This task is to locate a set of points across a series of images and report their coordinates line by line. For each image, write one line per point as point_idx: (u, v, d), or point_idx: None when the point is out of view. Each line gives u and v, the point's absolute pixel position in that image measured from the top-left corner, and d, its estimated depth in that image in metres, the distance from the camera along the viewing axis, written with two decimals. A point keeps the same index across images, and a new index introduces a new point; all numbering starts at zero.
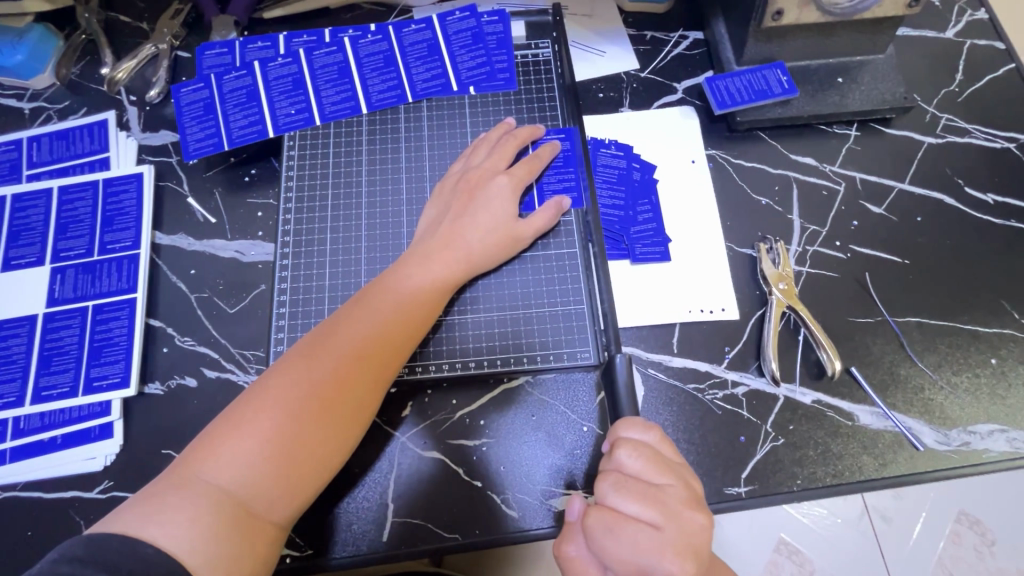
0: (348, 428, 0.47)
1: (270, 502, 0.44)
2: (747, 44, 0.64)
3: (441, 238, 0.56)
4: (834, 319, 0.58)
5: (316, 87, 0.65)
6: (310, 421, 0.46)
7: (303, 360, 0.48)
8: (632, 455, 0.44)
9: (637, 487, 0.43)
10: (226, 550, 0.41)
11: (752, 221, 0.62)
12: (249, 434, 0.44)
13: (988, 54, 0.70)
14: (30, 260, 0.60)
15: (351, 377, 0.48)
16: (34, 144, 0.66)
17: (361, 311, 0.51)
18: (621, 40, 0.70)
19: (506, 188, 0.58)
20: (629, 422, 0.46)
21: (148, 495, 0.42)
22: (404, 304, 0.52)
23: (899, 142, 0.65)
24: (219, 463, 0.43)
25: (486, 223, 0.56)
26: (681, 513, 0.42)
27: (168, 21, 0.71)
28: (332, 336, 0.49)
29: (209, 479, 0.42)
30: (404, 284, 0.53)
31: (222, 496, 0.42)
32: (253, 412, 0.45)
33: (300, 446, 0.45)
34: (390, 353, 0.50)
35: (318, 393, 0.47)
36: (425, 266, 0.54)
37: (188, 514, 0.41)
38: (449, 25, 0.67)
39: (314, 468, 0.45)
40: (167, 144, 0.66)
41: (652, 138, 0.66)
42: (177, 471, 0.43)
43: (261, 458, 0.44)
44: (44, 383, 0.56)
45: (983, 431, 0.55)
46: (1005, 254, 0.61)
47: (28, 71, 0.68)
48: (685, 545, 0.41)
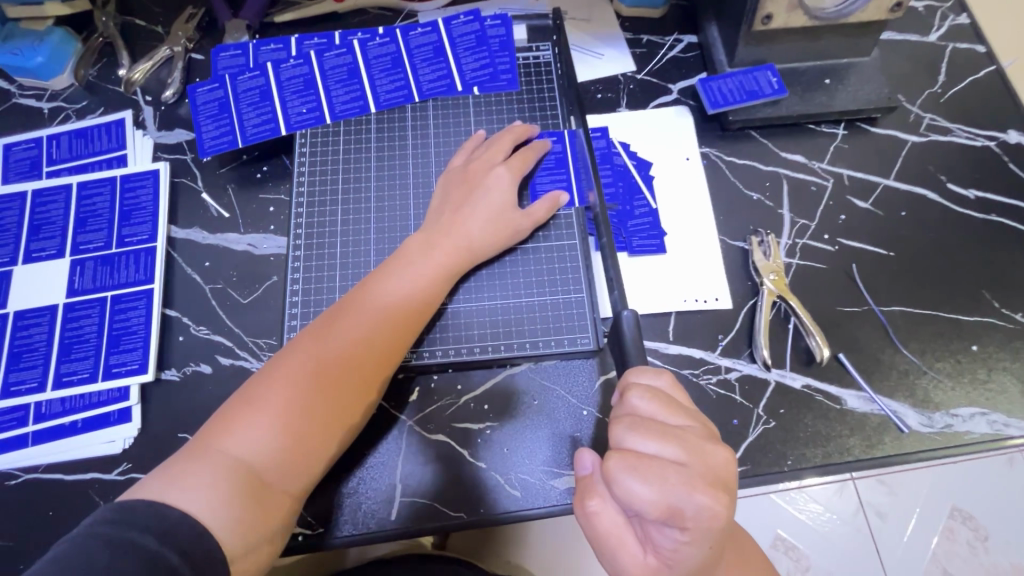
0: (355, 406, 0.50)
1: (284, 475, 0.46)
2: (738, 47, 0.67)
3: (441, 227, 0.58)
4: (822, 308, 0.61)
5: (326, 88, 0.68)
6: (321, 399, 0.48)
7: (312, 342, 0.50)
8: (643, 397, 0.45)
9: (653, 425, 0.42)
10: (244, 518, 0.43)
11: (743, 216, 0.65)
12: (264, 409, 0.46)
13: (969, 57, 0.73)
14: (50, 253, 0.63)
15: (358, 359, 0.50)
16: (53, 142, 0.68)
17: (367, 296, 0.54)
18: (618, 44, 0.73)
19: (506, 180, 0.61)
20: (639, 368, 0.47)
21: (170, 466, 0.44)
22: (408, 290, 0.55)
23: (885, 141, 0.68)
24: (236, 437, 0.45)
25: (486, 214, 0.59)
26: (702, 447, 0.42)
27: (183, 25, 0.74)
28: (339, 320, 0.52)
29: (227, 452, 0.45)
30: (408, 271, 0.55)
31: (240, 467, 0.44)
32: (266, 390, 0.47)
33: (311, 423, 0.47)
34: (396, 337, 0.53)
35: (328, 373, 0.49)
36: (428, 254, 0.57)
37: (209, 482, 0.43)
38: (454, 29, 0.70)
39: (324, 444, 0.48)
40: (182, 142, 0.69)
41: (647, 136, 0.69)
42: (196, 444, 0.45)
43: (276, 433, 0.46)
44: (65, 369, 0.58)
45: (964, 414, 0.57)
46: (985, 246, 0.63)
47: (48, 72, 0.70)
48: (710, 476, 0.41)
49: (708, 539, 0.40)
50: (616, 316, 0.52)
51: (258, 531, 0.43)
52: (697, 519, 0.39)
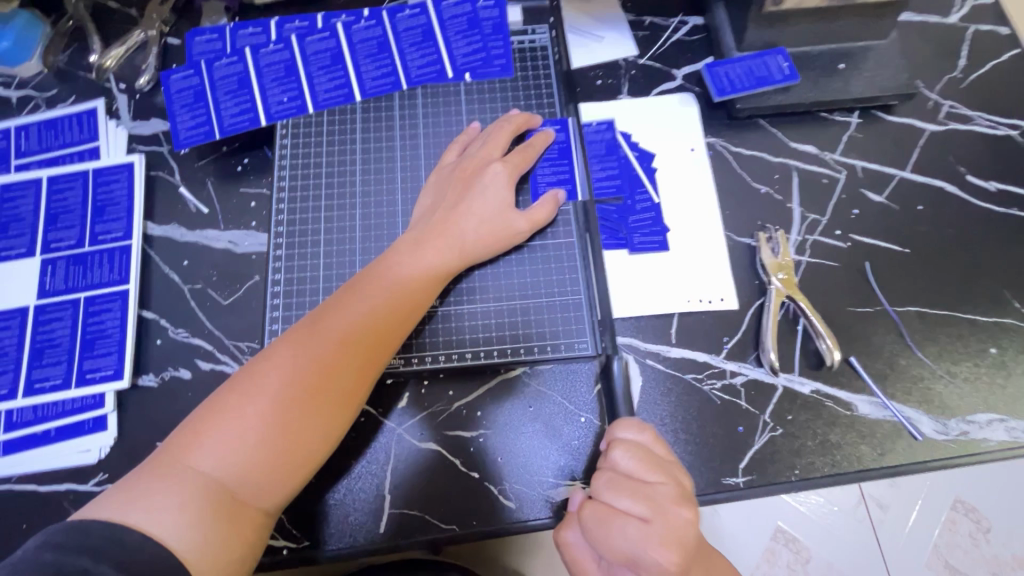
0: (336, 417, 0.47)
1: (258, 490, 0.43)
2: (748, 29, 0.63)
3: (433, 226, 0.55)
4: (833, 308, 0.58)
5: (308, 74, 0.64)
6: (298, 410, 0.45)
7: (290, 347, 0.47)
8: (621, 453, 0.43)
9: (625, 482, 0.42)
10: (213, 537, 0.40)
11: (751, 211, 0.62)
12: (236, 420, 0.44)
13: (992, 40, 0.69)
14: (19, 251, 0.60)
15: (340, 366, 0.47)
16: (22, 133, 0.64)
17: (351, 298, 0.50)
18: (620, 26, 0.69)
19: (501, 177, 0.57)
20: (623, 421, 0.45)
21: (134, 481, 0.41)
22: (395, 294, 0.51)
23: (901, 129, 0.65)
24: (206, 450, 0.43)
25: (482, 215, 0.56)
26: (669, 510, 0.41)
27: (157, 7, 0.69)
28: (322, 323, 0.48)
29: (196, 466, 0.42)
30: (396, 272, 0.52)
31: (209, 484, 0.42)
32: (238, 399, 0.44)
33: (287, 435, 0.44)
34: (383, 342, 0.50)
35: (305, 381, 0.46)
36: (418, 254, 0.53)
37: (175, 500, 0.40)
38: (443, 10, 0.66)
39: (301, 457, 0.45)
40: (158, 133, 0.65)
41: (649, 124, 0.65)
42: (163, 456, 0.42)
43: (248, 446, 0.43)
44: (37, 375, 0.55)
45: (981, 420, 0.54)
46: (1006, 242, 0.60)
47: (15, 58, 0.66)
48: (673, 537, 0.40)
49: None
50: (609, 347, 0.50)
51: (229, 550, 0.41)
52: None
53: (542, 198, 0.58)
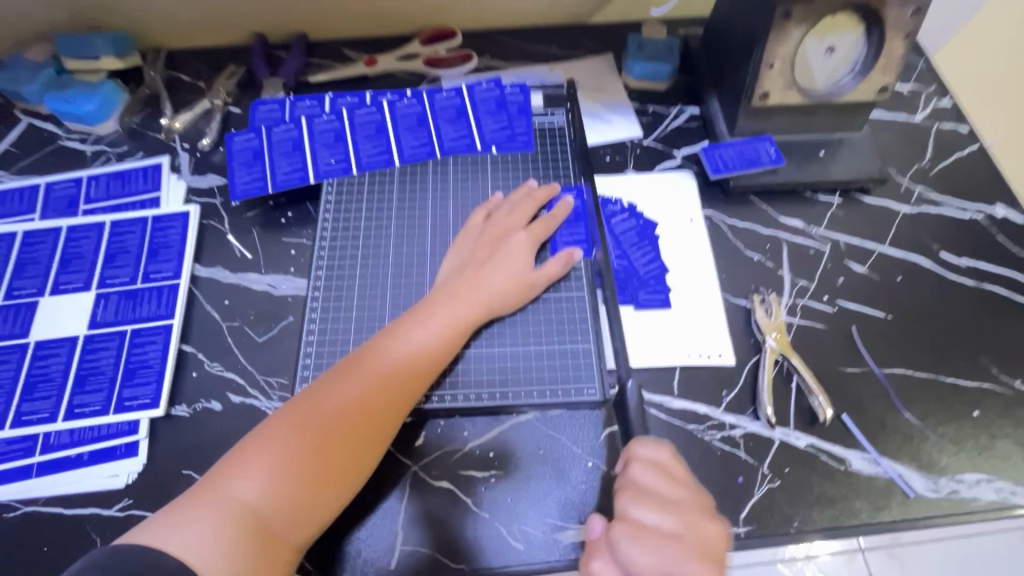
0: (364, 457, 0.50)
1: (288, 522, 0.46)
2: (738, 119, 0.72)
3: (463, 281, 0.60)
4: (823, 367, 0.62)
5: (355, 141, 0.72)
6: (332, 446, 0.49)
7: (330, 388, 0.51)
8: (645, 471, 0.49)
9: (652, 499, 0.47)
10: (243, 565, 0.43)
11: (745, 276, 0.68)
12: (274, 454, 0.47)
13: (954, 136, 0.78)
14: (76, 286, 0.65)
15: (373, 409, 0.51)
16: (92, 182, 0.72)
17: (387, 344, 0.55)
18: (626, 112, 0.79)
19: (524, 241, 0.64)
20: (642, 441, 0.51)
21: (177, 508, 0.44)
22: (427, 342, 0.56)
23: (877, 209, 0.72)
24: (246, 479, 0.46)
25: (506, 271, 0.62)
26: (695, 521, 0.47)
27: (224, 82, 0.80)
28: (360, 366, 0.53)
29: (235, 493, 0.45)
30: (428, 323, 0.57)
31: (246, 513, 0.44)
32: (279, 433, 0.48)
33: (319, 471, 0.48)
34: (412, 387, 0.54)
35: (340, 421, 0.50)
36: (448, 307, 0.58)
37: (213, 528, 0.43)
38: (476, 94, 0.76)
39: (330, 493, 0.48)
40: (213, 187, 0.73)
41: (653, 196, 0.72)
42: (206, 485, 0.46)
43: (284, 479, 0.46)
44: (78, 401, 0.59)
45: (970, 480, 0.57)
46: (980, 313, 0.66)
47: (95, 118, 0.75)
48: (703, 547, 0.46)
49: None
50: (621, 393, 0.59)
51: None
52: None
53: (559, 256, 0.64)
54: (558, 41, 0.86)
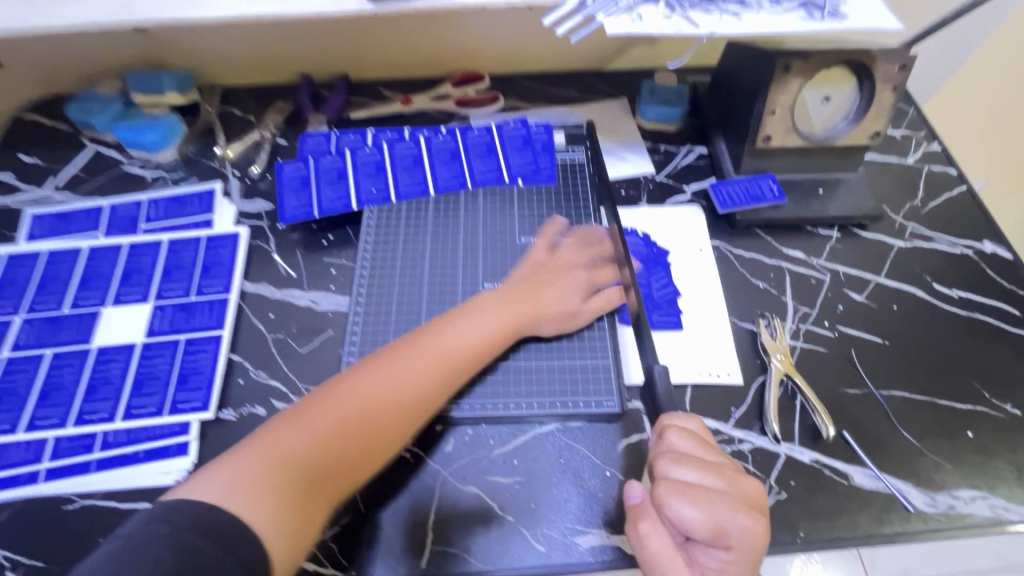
0: (401, 433, 0.55)
1: (327, 478, 0.50)
2: (744, 158, 0.78)
3: (506, 290, 0.67)
4: (826, 388, 0.67)
5: (394, 173, 0.79)
6: (379, 419, 0.53)
7: (378, 365, 0.56)
8: (681, 435, 0.50)
9: (692, 459, 0.48)
10: (285, 512, 0.46)
11: (751, 302, 0.73)
12: (329, 419, 0.51)
13: (943, 178, 0.85)
14: (136, 297, 0.71)
15: (415, 387, 0.56)
16: (152, 204, 0.79)
17: (436, 336, 0.60)
18: (640, 150, 0.86)
19: (572, 269, 0.70)
20: (673, 411, 0.53)
21: (232, 455, 0.48)
22: (471, 337, 0.62)
23: (873, 243, 0.78)
24: (296, 433, 0.50)
25: (545, 286, 0.68)
26: (736, 478, 0.48)
27: (273, 116, 0.87)
28: (412, 351, 0.58)
29: (287, 447, 0.49)
30: (473, 321, 0.63)
31: (294, 466, 0.48)
32: (328, 398, 0.53)
33: (362, 434, 0.52)
34: (451, 372, 0.59)
35: (389, 397, 0.54)
36: (491, 308, 0.64)
37: (263, 473, 0.47)
38: (504, 131, 0.83)
39: (368, 462, 0.52)
40: (261, 211, 0.79)
41: (666, 226, 0.78)
42: (262, 438, 0.50)
43: (333, 441, 0.51)
44: (135, 403, 0.64)
45: (965, 496, 0.61)
46: (972, 341, 0.70)
47: (157, 146, 0.81)
48: (747, 500, 0.47)
49: (749, 557, 0.46)
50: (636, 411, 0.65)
51: (295, 526, 0.46)
52: (741, 538, 0.45)
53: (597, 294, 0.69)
54: (576, 86, 0.94)
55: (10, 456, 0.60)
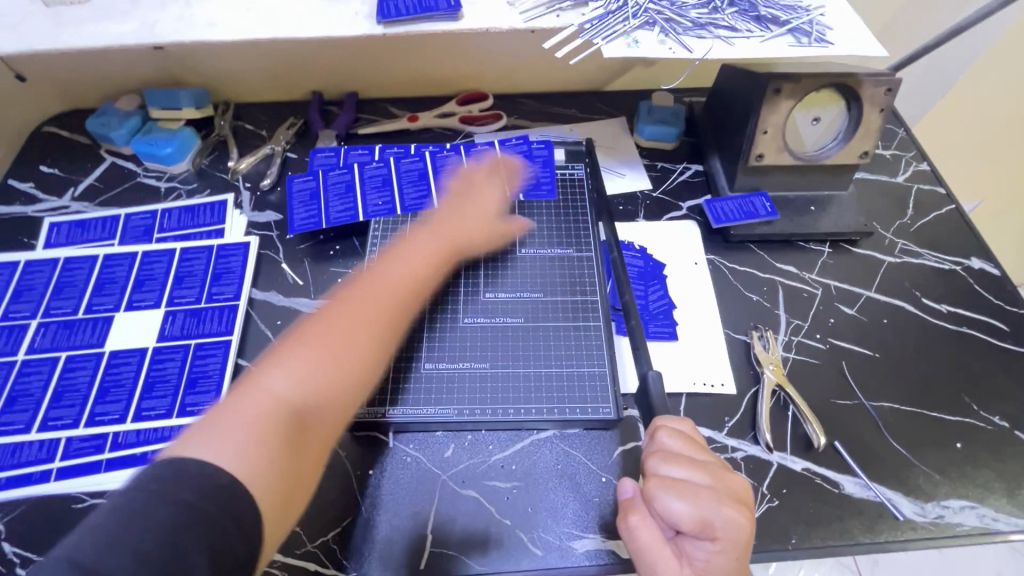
0: (378, 355, 0.55)
1: (317, 417, 0.49)
2: (737, 176, 0.81)
3: (447, 225, 0.71)
4: (817, 398, 0.68)
5: (400, 186, 0.82)
6: (352, 342, 0.53)
7: (344, 301, 0.57)
8: (671, 435, 0.52)
9: (681, 457, 0.50)
10: (280, 452, 0.45)
11: (744, 314, 0.75)
12: (303, 356, 0.50)
13: (932, 197, 0.87)
14: (148, 303, 0.73)
15: (381, 311, 0.57)
16: (166, 214, 0.82)
17: (385, 268, 0.63)
18: (638, 168, 0.89)
19: (493, 198, 0.76)
20: (666, 414, 0.55)
21: (208, 420, 0.45)
22: (421, 263, 0.65)
23: (864, 259, 0.80)
24: (278, 374, 0.49)
25: (479, 219, 0.73)
26: (724, 475, 0.50)
27: (285, 131, 0.91)
28: (366, 284, 0.60)
29: (267, 391, 0.47)
30: (419, 252, 0.66)
31: (279, 407, 0.47)
32: (303, 338, 0.52)
33: (337, 358, 0.52)
34: (408, 294, 0.61)
35: (356, 322, 0.55)
36: (432, 240, 0.68)
37: (248, 421, 0.45)
38: (507, 148, 0.86)
39: (352, 387, 0.52)
40: (271, 222, 0.82)
41: (662, 241, 0.81)
42: (235, 392, 0.47)
43: (313, 376, 0.50)
44: (145, 405, 0.65)
45: (955, 506, 0.62)
46: (961, 354, 0.72)
47: (172, 159, 0.85)
48: (734, 494, 0.49)
49: (734, 548, 0.47)
50: (630, 418, 0.67)
51: (291, 468, 0.45)
52: (727, 530, 0.47)
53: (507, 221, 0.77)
54: (577, 105, 0.98)
55: (24, 455, 0.62)
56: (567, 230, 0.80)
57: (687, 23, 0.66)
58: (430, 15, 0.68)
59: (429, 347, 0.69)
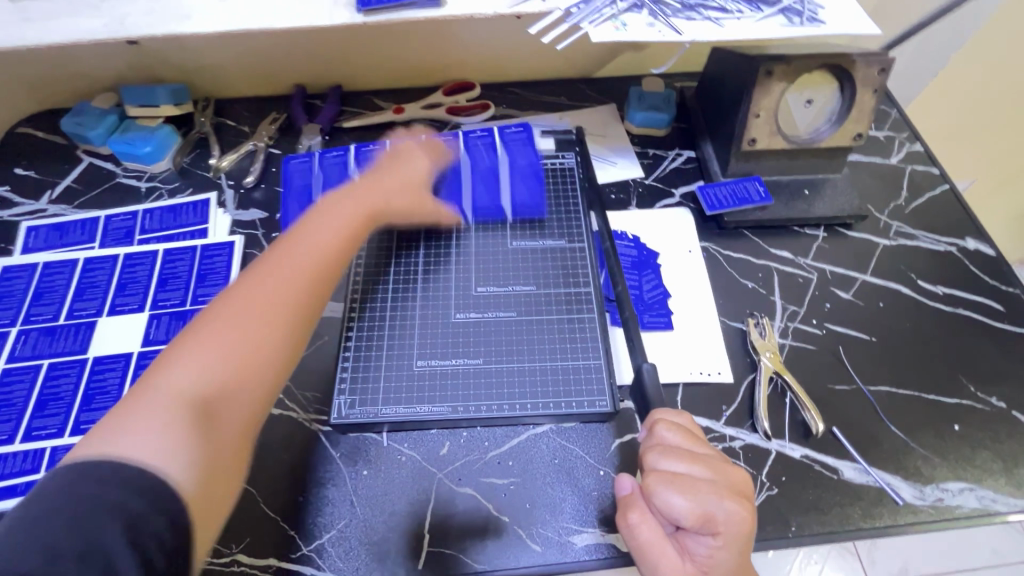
0: (295, 331, 0.53)
1: (229, 411, 0.47)
2: (731, 161, 0.80)
3: (364, 183, 0.66)
4: (815, 384, 0.68)
5: None
6: (259, 323, 0.51)
7: (253, 280, 0.53)
8: (669, 428, 0.51)
9: (681, 451, 0.49)
10: (193, 445, 0.43)
11: (740, 301, 0.74)
12: (205, 348, 0.48)
13: (927, 178, 0.86)
14: (132, 307, 0.71)
15: (295, 292, 0.54)
16: (147, 215, 0.79)
17: (296, 237, 0.58)
18: (629, 155, 0.88)
19: (412, 155, 0.72)
20: (663, 406, 0.54)
21: (108, 426, 0.42)
22: (339, 226, 0.60)
23: (860, 243, 0.79)
24: (182, 368, 0.46)
25: (399, 176, 0.69)
26: (723, 467, 0.49)
27: (268, 126, 0.89)
28: (273, 257, 0.55)
29: (169, 389, 0.45)
30: (335, 213, 0.61)
31: (185, 404, 0.45)
32: (210, 331, 0.49)
33: (240, 344, 0.49)
34: (322, 261, 0.57)
35: (261, 303, 0.51)
36: (347, 201, 0.63)
37: (155, 421, 0.43)
38: (506, 133, 0.80)
39: (264, 368, 0.50)
40: (255, 220, 0.80)
41: (656, 230, 0.80)
42: (134, 393, 0.45)
43: (216, 365, 0.47)
44: None
45: (954, 488, 0.62)
46: (958, 336, 0.72)
47: (151, 158, 0.83)
48: (733, 487, 0.48)
49: (736, 541, 0.46)
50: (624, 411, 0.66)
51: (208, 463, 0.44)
52: (728, 523, 0.46)
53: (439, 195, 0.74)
54: (566, 93, 0.96)
55: (7, 467, 0.60)
56: (560, 224, 0.78)
57: (675, 6, 0.64)
58: (413, 3, 0.66)
59: (422, 346, 0.68)
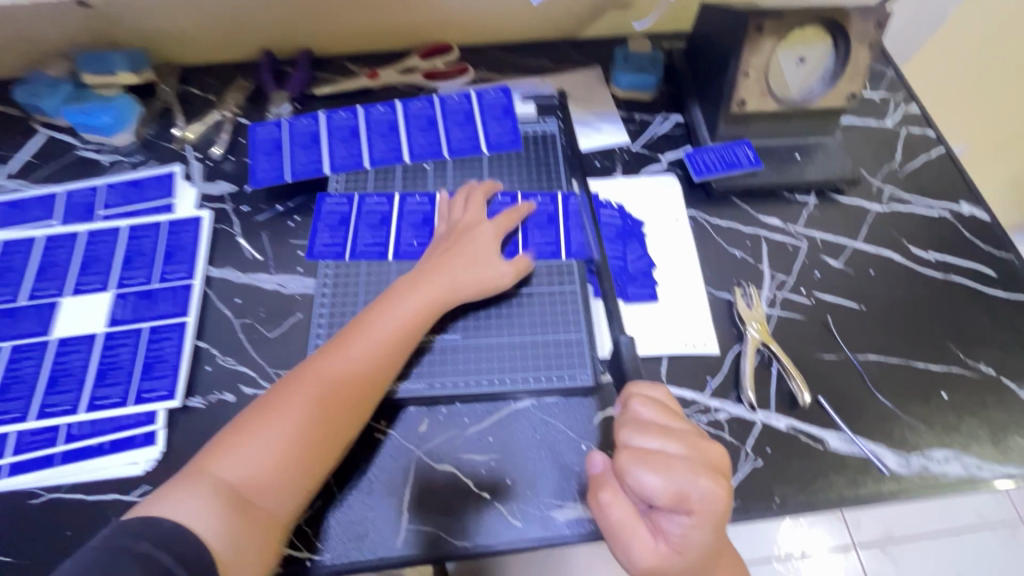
0: (339, 436, 0.55)
1: (265, 503, 0.50)
2: (719, 125, 0.76)
3: (431, 266, 0.64)
4: (802, 354, 0.66)
5: (369, 138, 0.79)
6: (305, 430, 0.53)
7: (308, 372, 0.56)
8: (644, 404, 0.50)
9: (654, 427, 0.48)
10: (230, 535, 0.48)
11: (727, 271, 0.72)
12: (258, 442, 0.52)
13: (922, 140, 0.83)
14: (95, 286, 0.69)
15: (343, 407, 0.55)
16: (109, 190, 0.76)
17: (360, 334, 0.59)
18: (614, 120, 0.84)
19: (487, 235, 0.67)
20: (639, 382, 0.53)
21: (169, 487, 0.49)
22: (398, 325, 0.60)
23: (851, 208, 0.77)
24: (233, 459, 0.51)
25: (468, 256, 0.65)
26: (699, 443, 0.48)
27: (235, 95, 0.85)
28: (334, 351, 0.57)
29: (219, 476, 0.50)
30: (397, 307, 0.61)
31: (229, 494, 0.49)
32: (263, 423, 0.53)
33: (285, 449, 0.52)
34: (375, 370, 0.57)
35: (313, 409, 0.54)
36: (411, 293, 0.62)
37: (201, 504, 0.48)
38: (485, 99, 0.81)
39: (301, 473, 0.52)
40: (224, 193, 0.77)
41: (642, 198, 0.77)
42: (195, 467, 0.51)
43: (263, 465, 0.51)
44: (99, 393, 0.62)
45: (939, 456, 0.61)
46: (948, 303, 0.70)
47: (111, 130, 0.78)
48: (709, 464, 0.47)
49: (712, 520, 0.45)
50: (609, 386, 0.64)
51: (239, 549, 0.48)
52: (703, 502, 0.44)
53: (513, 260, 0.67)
54: (549, 56, 0.92)
55: None
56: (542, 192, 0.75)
57: None
58: None
59: None
